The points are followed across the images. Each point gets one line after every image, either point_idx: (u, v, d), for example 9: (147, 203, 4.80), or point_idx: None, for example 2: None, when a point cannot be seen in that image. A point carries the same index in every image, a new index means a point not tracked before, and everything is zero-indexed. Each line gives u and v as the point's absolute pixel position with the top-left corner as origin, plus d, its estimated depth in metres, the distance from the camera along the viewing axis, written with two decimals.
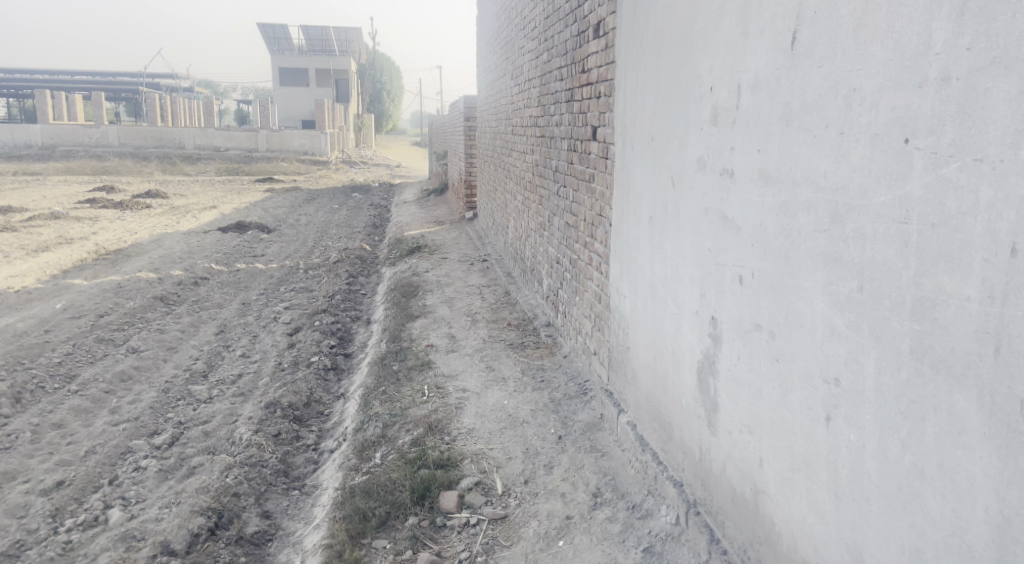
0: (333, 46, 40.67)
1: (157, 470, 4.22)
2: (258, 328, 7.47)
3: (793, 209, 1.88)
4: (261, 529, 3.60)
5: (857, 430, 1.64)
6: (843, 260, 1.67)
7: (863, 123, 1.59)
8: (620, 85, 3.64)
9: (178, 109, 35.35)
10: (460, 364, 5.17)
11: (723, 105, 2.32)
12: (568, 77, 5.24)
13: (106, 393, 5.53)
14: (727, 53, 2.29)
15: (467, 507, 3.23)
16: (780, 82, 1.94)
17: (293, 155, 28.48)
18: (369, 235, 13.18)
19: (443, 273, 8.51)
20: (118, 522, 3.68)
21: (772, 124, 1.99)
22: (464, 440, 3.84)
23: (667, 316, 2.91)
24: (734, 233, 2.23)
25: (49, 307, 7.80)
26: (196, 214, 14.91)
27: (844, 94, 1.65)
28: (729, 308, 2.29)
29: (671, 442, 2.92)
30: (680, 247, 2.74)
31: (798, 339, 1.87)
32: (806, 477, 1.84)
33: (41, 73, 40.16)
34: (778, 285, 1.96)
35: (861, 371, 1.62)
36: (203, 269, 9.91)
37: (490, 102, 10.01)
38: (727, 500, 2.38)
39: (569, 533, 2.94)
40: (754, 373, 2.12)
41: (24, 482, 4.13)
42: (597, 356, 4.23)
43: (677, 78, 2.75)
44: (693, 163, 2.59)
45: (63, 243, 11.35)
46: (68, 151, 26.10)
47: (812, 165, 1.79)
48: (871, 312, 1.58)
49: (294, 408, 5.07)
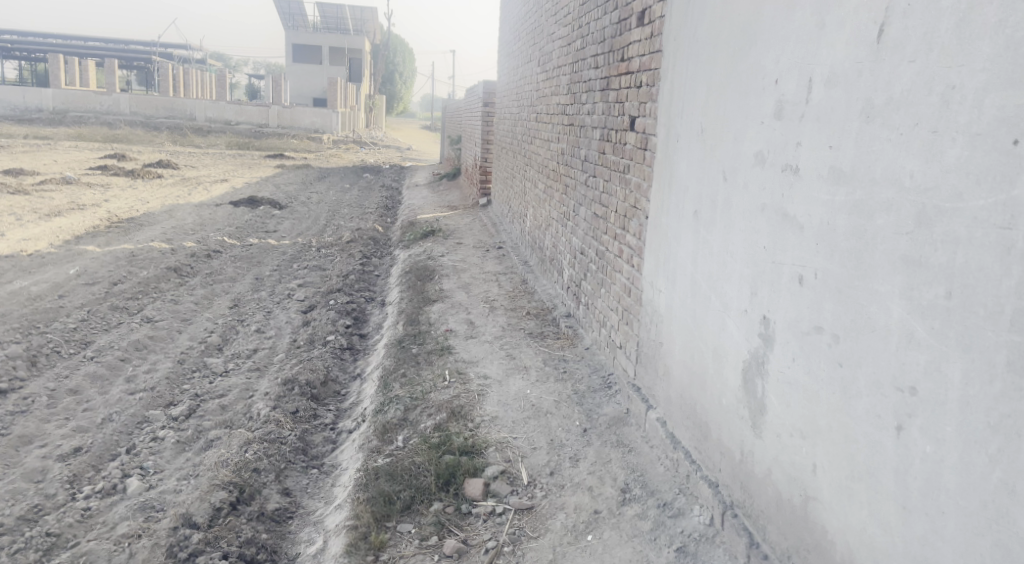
0: (348, 25, 40.33)
1: (175, 441, 4.19)
2: (272, 304, 7.43)
3: (869, 209, 1.82)
4: (282, 506, 3.57)
5: (934, 442, 1.61)
6: (927, 264, 1.63)
7: (961, 122, 1.55)
8: (666, 74, 3.56)
9: (189, 81, 35.26)
10: (480, 351, 5.13)
11: (789, 99, 2.25)
12: (604, 65, 5.15)
13: (121, 361, 5.50)
14: (798, 43, 2.21)
15: (493, 496, 3.19)
16: (861, 77, 1.87)
17: (304, 133, 28.33)
18: (381, 216, 13.15)
19: (458, 258, 8.45)
20: (136, 491, 3.64)
21: (849, 120, 1.92)
22: (488, 428, 3.80)
23: (709, 313, 2.85)
24: (797, 231, 2.16)
25: (63, 272, 7.76)
26: (208, 187, 14.84)
27: (940, 91, 1.60)
28: (785, 308, 2.22)
29: (707, 441, 2.87)
30: (730, 243, 2.67)
31: (867, 344, 1.82)
32: (868, 487, 1.81)
33: (56, 36, 39.88)
34: (846, 287, 1.90)
35: (943, 381, 1.59)
36: (216, 242, 9.87)
37: (511, 88, 9.93)
38: (771, 504, 2.34)
39: (598, 528, 2.90)
40: (811, 376, 2.07)
41: (41, 447, 4.10)
42: (623, 350, 4.18)
43: (736, 70, 2.67)
44: (750, 158, 2.52)
45: (75, 209, 11.31)
46: (80, 116, 26.02)
47: (895, 163, 1.73)
48: (959, 320, 1.55)
49: (311, 386, 5.04)
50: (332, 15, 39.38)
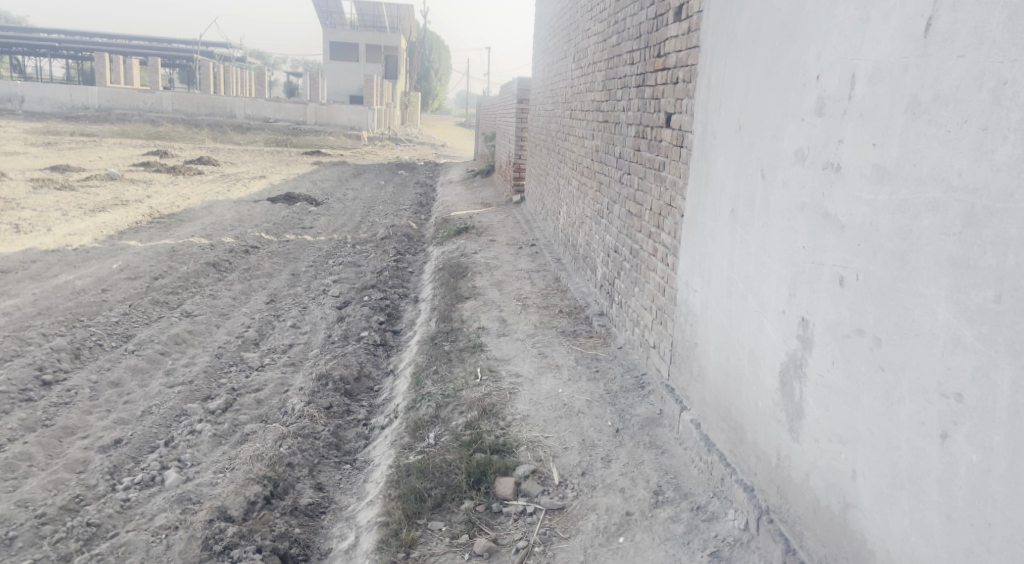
0: (385, 23, 40.59)
1: (212, 434, 4.25)
2: (307, 299, 7.52)
3: (914, 209, 1.76)
4: (315, 501, 3.61)
5: (981, 451, 1.55)
6: (976, 266, 1.57)
7: (1013, 119, 1.49)
8: (704, 70, 3.49)
9: (229, 79, 35.86)
10: (512, 349, 5.12)
11: (831, 95, 2.19)
12: (640, 61, 5.09)
13: (161, 354, 5.62)
14: (841, 38, 2.15)
15: (524, 495, 3.18)
16: (907, 73, 1.81)
17: (341, 130, 28.59)
18: (415, 213, 13.21)
19: (492, 256, 8.45)
20: (174, 483, 3.71)
21: (894, 116, 1.86)
22: (519, 426, 3.79)
23: (745, 314, 2.80)
24: (838, 232, 2.11)
25: (106, 267, 7.95)
26: (246, 183, 15.08)
27: (991, 87, 1.54)
28: (825, 309, 2.17)
29: (742, 444, 2.82)
30: (768, 242, 2.62)
31: (911, 348, 1.76)
32: (911, 495, 1.75)
33: (103, 36, 40.86)
34: (889, 289, 1.84)
35: (991, 388, 1.53)
36: (254, 238, 10.02)
37: (546, 85, 9.88)
38: (808, 510, 2.28)
39: (630, 530, 2.87)
40: (851, 381, 2.01)
41: (83, 438, 4.20)
42: (657, 350, 4.13)
43: (775, 65, 2.62)
44: (789, 156, 2.47)
45: (119, 204, 11.57)
46: (124, 115, 26.62)
47: (943, 162, 1.67)
48: (1010, 325, 1.49)
49: (345, 382, 5.09)
50: (369, 13, 39.65)
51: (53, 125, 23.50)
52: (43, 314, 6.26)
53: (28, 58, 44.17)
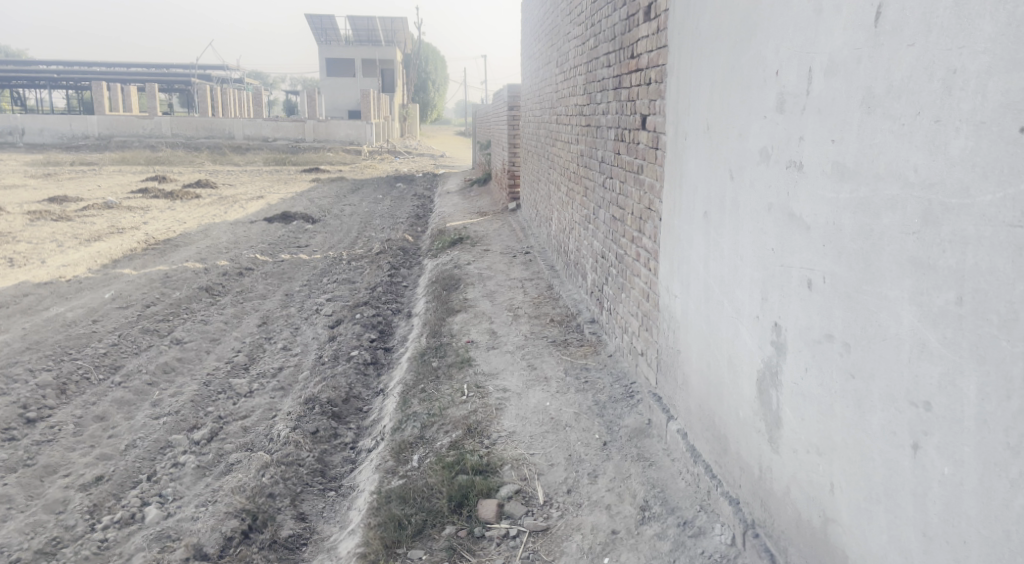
0: (378, 36, 40.65)
1: (195, 467, 4.17)
2: (299, 320, 7.44)
3: (875, 207, 1.66)
4: (296, 532, 3.52)
5: (952, 463, 1.45)
6: (937, 266, 1.47)
7: (965, 110, 1.40)
8: (672, 70, 3.40)
9: (228, 101, 35.92)
10: (501, 362, 5.02)
11: (791, 90, 2.10)
12: (616, 63, 5.00)
13: (149, 385, 5.54)
14: (797, 32, 2.06)
15: (507, 517, 3.08)
16: (860, 65, 1.72)
17: (339, 145, 28.59)
18: (411, 226, 13.14)
19: (485, 266, 8.35)
20: (154, 520, 3.63)
21: (851, 110, 1.76)
22: (505, 444, 3.70)
23: (723, 319, 2.70)
24: (804, 232, 2.01)
25: (98, 297, 7.88)
26: (243, 204, 15.01)
27: (941, 76, 1.45)
28: (796, 314, 2.07)
29: (727, 455, 2.72)
30: (739, 245, 2.52)
31: (879, 353, 1.66)
32: (888, 510, 1.65)
33: (100, 65, 41.13)
34: (856, 292, 1.74)
35: (958, 397, 1.43)
36: (248, 260, 9.95)
37: (533, 91, 9.80)
38: (791, 525, 2.18)
39: (615, 550, 2.76)
40: (824, 388, 1.91)
41: (65, 476, 4.12)
42: (645, 357, 4.03)
43: (738, 62, 2.52)
44: (755, 155, 2.37)
45: (114, 233, 11.52)
46: (124, 142, 26.70)
47: (900, 157, 1.57)
48: (972, 329, 1.39)
49: (332, 404, 5.01)
50: (362, 28, 39.70)
51: (53, 155, 23.53)
52: (32, 349, 6.19)
53: (28, 91, 44.33)
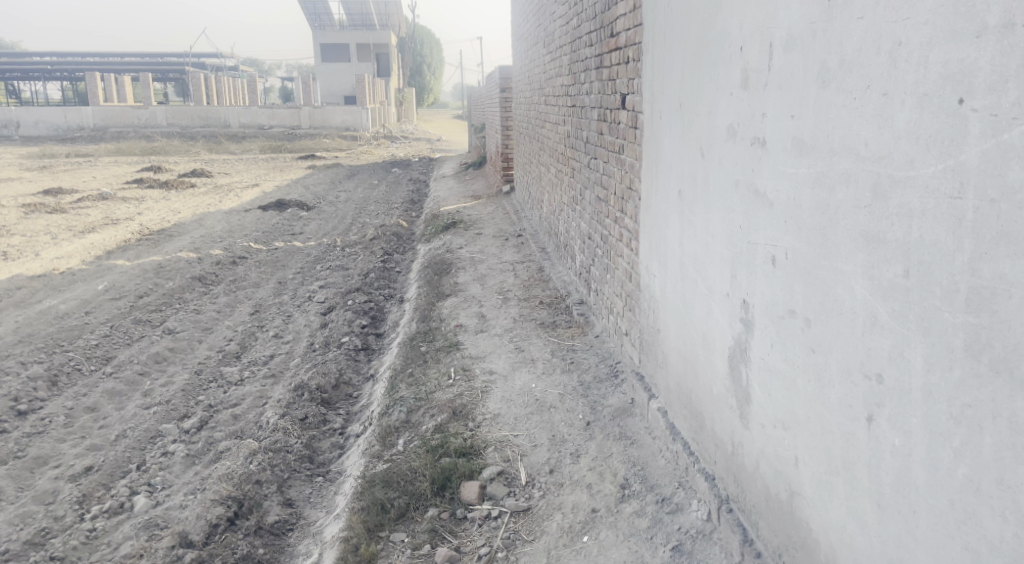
0: (372, 20, 40.28)
1: (184, 456, 4.20)
2: (292, 308, 7.44)
3: (830, 181, 1.66)
4: (282, 519, 3.56)
5: (902, 435, 1.46)
6: (886, 240, 1.47)
7: (909, 82, 1.39)
8: (647, 48, 3.37)
9: (223, 89, 35.68)
10: (489, 345, 5.03)
11: (754, 66, 2.08)
12: (597, 42, 4.97)
13: (140, 375, 5.56)
14: (758, 8, 2.05)
15: (489, 498, 3.11)
16: (816, 38, 1.71)
17: (335, 131, 28.46)
18: (406, 211, 13.11)
19: (477, 250, 8.33)
20: (142, 509, 3.66)
21: (808, 86, 1.76)
22: (489, 426, 3.72)
23: (697, 297, 2.70)
24: (767, 209, 2.01)
25: (91, 289, 7.88)
26: (239, 193, 14.99)
27: (888, 48, 1.44)
28: (761, 291, 2.07)
29: (703, 431, 2.73)
30: (710, 222, 2.52)
31: (836, 328, 1.67)
32: (846, 482, 1.66)
33: (94, 55, 40.90)
34: (814, 267, 1.75)
35: (906, 368, 1.44)
36: (242, 248, 9.95)
37: (523, 72, 9.72)
38: (761, 499, 2.20)
39: (594, 528, 2.79)
40: (788, 363, 1.92)
41: (55, 467, 4.14)
42: (628, 337, 4.03)
43: (705, 39, 2.50)
44: (723, 132, 2.36)
45: (108, 224, 11.50)
46: (119, 132, 26.58)
47: (852, 132, 1.57)
48: (918, 301, 1.40)
49: (321, 391, 5.02)
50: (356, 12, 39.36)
51: (49, 148, 23.45)
52: (24, 342, 6.20)
53: (22, 82, 43.97)
